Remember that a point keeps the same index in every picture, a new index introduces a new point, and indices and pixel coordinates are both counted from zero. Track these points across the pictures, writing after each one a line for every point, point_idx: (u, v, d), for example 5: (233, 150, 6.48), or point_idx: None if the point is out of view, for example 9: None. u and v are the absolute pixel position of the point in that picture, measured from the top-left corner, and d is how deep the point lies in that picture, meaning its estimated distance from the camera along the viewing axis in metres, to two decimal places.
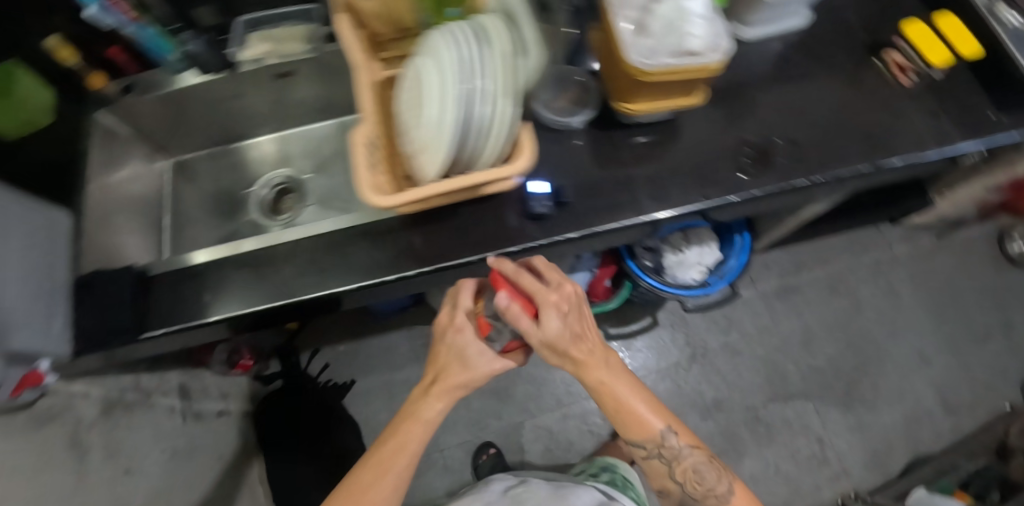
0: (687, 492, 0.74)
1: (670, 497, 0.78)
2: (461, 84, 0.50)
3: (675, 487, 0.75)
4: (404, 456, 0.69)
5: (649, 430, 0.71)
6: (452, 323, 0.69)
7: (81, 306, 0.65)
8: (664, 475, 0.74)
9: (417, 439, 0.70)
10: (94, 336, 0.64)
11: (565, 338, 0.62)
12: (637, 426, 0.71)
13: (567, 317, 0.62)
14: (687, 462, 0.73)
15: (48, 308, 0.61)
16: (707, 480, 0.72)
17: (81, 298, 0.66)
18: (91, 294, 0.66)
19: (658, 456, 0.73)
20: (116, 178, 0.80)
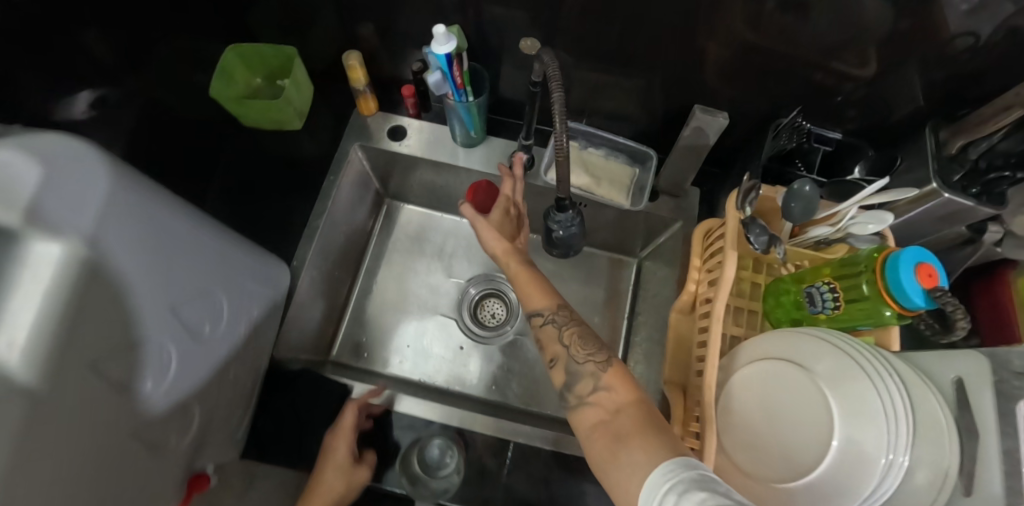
0: (573, 357, 0.45)
1: (560, 370, 0.46)
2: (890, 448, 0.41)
3: (562, 350, 0.46)
4: (341, 452, 0.51)
5: (554, 297, 0.49)
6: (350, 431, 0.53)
7: (270, 404, 0.55)
8: (558, 348, 0.47)
9: (347, 434, 0.53)
10: (270, 450, 0.54)
11: (511, 247, 0.54)
12: (532, 287, 0.51)
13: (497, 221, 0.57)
14: (575, 328, 0.47)
15: (233, 405, 0.49)
16: (592, 345, 0.45)
17: (276, 397, 0.56)
18: (290, 399, 0.56)
19: (560, 326, 0.48)
20: (337, 216, 0.67)
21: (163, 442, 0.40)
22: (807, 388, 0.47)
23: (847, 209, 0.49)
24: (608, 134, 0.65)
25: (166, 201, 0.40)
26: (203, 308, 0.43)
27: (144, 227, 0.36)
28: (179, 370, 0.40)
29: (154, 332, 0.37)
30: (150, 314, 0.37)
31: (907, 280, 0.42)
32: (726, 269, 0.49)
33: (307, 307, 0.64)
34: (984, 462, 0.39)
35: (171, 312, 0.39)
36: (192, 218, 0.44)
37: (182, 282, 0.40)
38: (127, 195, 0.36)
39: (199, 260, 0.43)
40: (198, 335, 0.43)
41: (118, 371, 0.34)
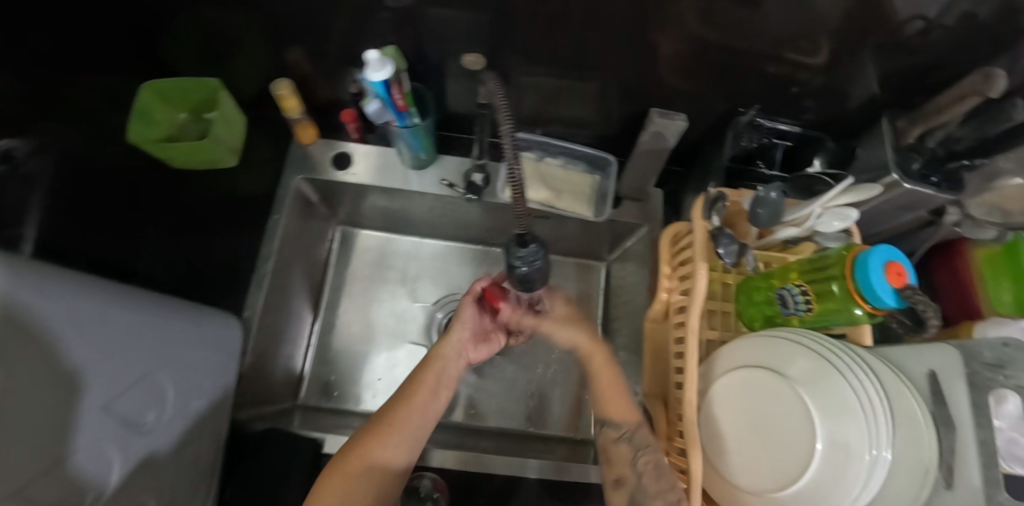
0: (643, 487, 0.47)
1: (625, 493, 0.47)
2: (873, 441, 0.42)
3: (632, 476, 0.48)
4: (422, 400, 0.53)
5: (631, 410, 0.52)
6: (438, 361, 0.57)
7: (237, 472, 0.52)
8: (627, 471, 0.49)
9: (440, 370, 0.55)
10: None
11: (592, 343, 0.56)
12: (612, 395, 0.52)
13: (562, 325, 0.58)
14: (650, 453, 0.49)
15: (194, 479, 0.46)
16: (664, 480, 0.46)
17: (242, 464, 0.52)
18: (257, 466, 0.52)
19: (634, 449, 0.49)
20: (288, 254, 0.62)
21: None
22: (785, 393, 0.48)
23: (812, 210, 0.47)
24: (564, 143, 0.62)
25: (86, 287, 0.36)
26: (142, 397, 0.39)
27: (67, 322, 0.33)
28: (123, 472, 0.37)
29: (91, 438, 0.33)
30: (83, 421, 0.33)
31: (873, 279, 0.42)
32: (699, 282, 0.48)
33: (265, 358, 0.60)
34: (962, 454, 0.41)
35: (106, 411, 0.35)
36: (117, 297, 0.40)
37: (114, 373, 0.36)
38: (43, 288, 0.31)
39: (131, 344, 0.39)
40: (140, 428, 0.39)
41: (57, 491, 0.30)
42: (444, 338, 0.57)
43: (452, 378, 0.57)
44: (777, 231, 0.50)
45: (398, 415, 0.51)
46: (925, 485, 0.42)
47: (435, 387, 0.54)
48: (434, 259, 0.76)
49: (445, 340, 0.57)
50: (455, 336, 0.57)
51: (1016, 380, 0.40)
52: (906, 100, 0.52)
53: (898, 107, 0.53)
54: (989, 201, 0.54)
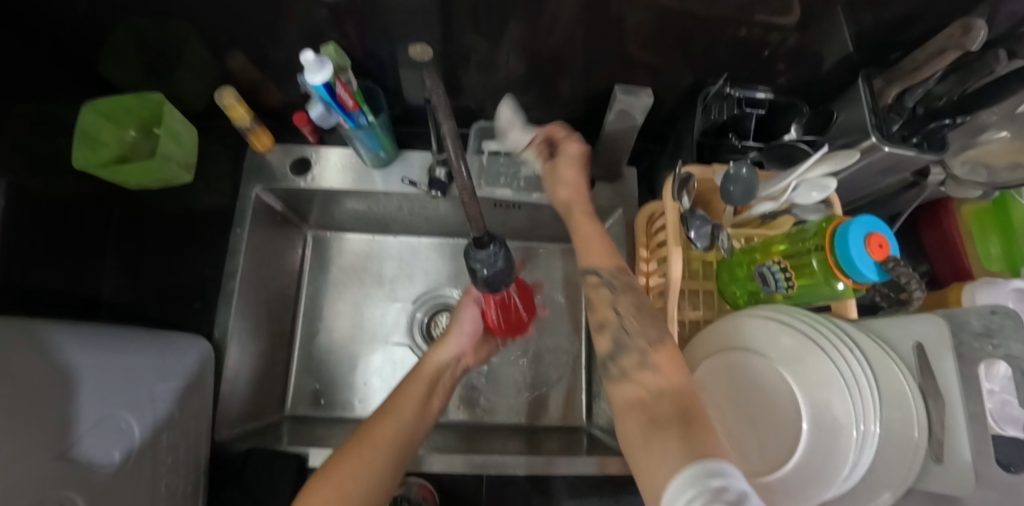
0: (624, 328, 0.42)
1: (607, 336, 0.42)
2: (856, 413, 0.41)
3: (615, 319, 0.43)
4: (409, 411, 0.51)
5: (614, 257, 0.47)
6: (438, 356, 0.57)
7: (222, 496, 0.52)
8: (609, 313, 0.44)
9: (428, 381, 0.55)
10: None
11: (577, 194, 0.52)
12: (591, 243, 0.48)
13: (570, 159, 0.53)
14: (631, 296, 0.44)
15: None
16: (647, 320, 0.42)
17: (227, 487, 0.52)
18: (240, 487, 0.51)
19: (616, 290, 0.44)
20: (253, 269, 0.61)
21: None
22: (770, 375, 0.46)
23: (789, 183, 0.45)
24: (528, 128, 0.59)
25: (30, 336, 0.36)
26: (104, 439, 0.39)
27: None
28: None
29: (48, 487, 0.33)
30: (38, 474, 0.33)
31: (852, 250, 0.41)
32: (673, 268, 0.45)
33: (242, 375, 0.59)
34: (955, 430, 0.40)
35: (60, 459, 0.35)
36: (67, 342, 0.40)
37: (58, 422, 0.37)
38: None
39: None
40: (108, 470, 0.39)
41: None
42: (440, 342, 0.58)
43: (447, 387, 0.57)
44: (754, 206, 0.48)
45: (382, 429, 0.48)
46: (916, 462, 0.41)
47: (427, 394, 0.54)
48: (412, 257, 0.74)
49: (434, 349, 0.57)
50: (451, 342, 0.58)
51: (1004, 348, 0.37)
52: (883, 57, 0.49)
53: (877, 64, 0.49)
54: (973, 158, 0.52)
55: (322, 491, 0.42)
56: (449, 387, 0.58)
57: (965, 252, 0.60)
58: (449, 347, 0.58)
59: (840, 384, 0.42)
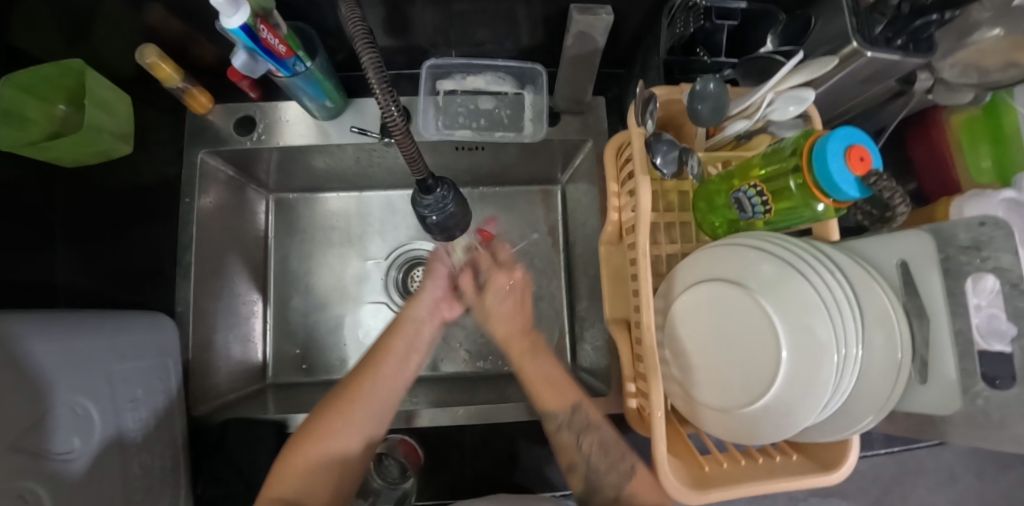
0: (593, 468, 0.46)
1: (579, 477, 0.47)
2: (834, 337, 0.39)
3: (582, 460, 0.47)
4: (387, 369, 0.50)
5: (566, 399, 0.50)
6: (416, 308, 0.55)
7: (206, 468, 0.52)
8: (575, 456, 0.48)
9: (408, 336, 0.53)
10: None
11: (513, 330, 0.55)
12: (544, 388, 0.51)
13: (500, 294, 0.56)
14: (592, 433, 0.48)
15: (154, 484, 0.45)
16: (613, 454, 0.46)
17: (210, 459, 0.52)
18: (221, 459, 0.51)
19: (576, 433, 0.48)
20: (211, 239, 0.58)
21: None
22: (748, 305, 0.44)
23: (763, 97, 0.43)
24: (485, 62, 0.55)
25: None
26: (61, 426, 0.37)
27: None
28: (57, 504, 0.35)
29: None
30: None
31: (833, 164, 0.38)
32: (642, 199, 0.43)
33: (215, 347, 0.58)
34: (941, 347, 0.39)
35: (13, 451, 0.32)
36: (22, 322, 0.36)
37: (15, 412, 0.33)
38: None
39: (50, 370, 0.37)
40: (68, 458, 0.37)
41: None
42: (414, 299, 0.56)
43: (426, 342, 0.55)
44: (727, 126, 0.46)
45: (363, 390, 0.48)
46: (900, 380, 0.40)
47: (406, 353, 0.52)
48: (382, 212, 0.71)
49: (412, 304, 0.55)
50: (425, 297, 0.56)
51: (992, 261, 0.35)
52: None
53: None
54: (965, 60, 0.47)
55: (303, 450, 0.43)
56: (428, 343, 0.56)
57: (954, 163, 0.56)
58: (425, 297, 0.56)
59: (818, 309, 0.40)
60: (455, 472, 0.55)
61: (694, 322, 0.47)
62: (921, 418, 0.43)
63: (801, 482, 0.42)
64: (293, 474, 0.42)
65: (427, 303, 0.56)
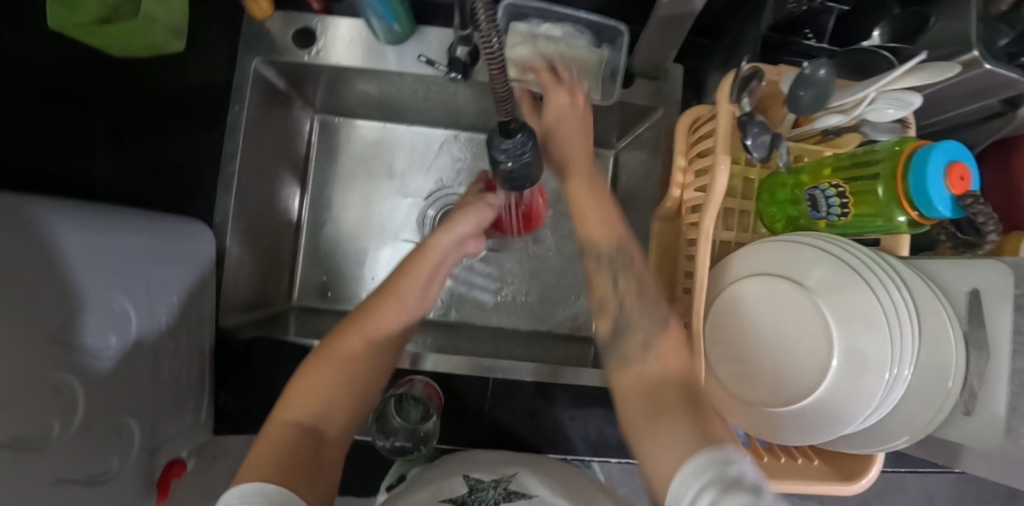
0: (624, 311, 0.38)
1: (607, 323, 0.38)
2: (888, 351, 0.38)
3: (615, 301, 0.39)
4: (407, 299, 0.45)
5: (615, 229, 0.41)
6: (449, 230, 0.49)
7: (232, 381, 0.52)
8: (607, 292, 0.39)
9: (434, 262, 0.48)
10: (243, 423, 0.52)
11: (581, 151, 0.45)
12: (596, 215, 0.41)
13: (563, 115, 0.46)
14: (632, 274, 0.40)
15: (181, 392, 0.46)
16: (651, 302, 0.38)
17: (236, 374, 0.52)
18: (248, 373, 0.52)
19: (644, 345, 0.36)
20: (257, 154, 0.56)
21: (104, 471, 0.38)
22: (801, 303, 0.43)
23: (867, 94, 0.40)
24: (565, 9, 0.51)
25: (28, 209, 0.31)
26: (99, 321, 0.37)
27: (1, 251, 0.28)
28: (88, 399, 0.35)
29: (34, 371, 0.31)
30: (31, 358, 0.30)
31: (935, 177, 0.36)
32: (718, 178, 0.41)
33: (249, 262, 0.57)
34: (992, 384, 0.38)
35: (51, 343, 0.32)
36: (59, 215, 0.34)
37: (57, 303, 0.33)
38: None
39: (88, 264, 0.36)
40: (104, 353, 0.37)
41: (8, 429, 0.28)
42: (445, 228, 0.49)
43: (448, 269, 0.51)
44: (818, 118, 0.43)
45: (381, 318, 0.43)
46: (943, 409, 0.39)
47: (430, 280, 0.48)
48: (426, 150, 0.69)
49: (442, 229, 0.48)
50: (458, 227, 0.49)
51: None
52: None
53: None
54: None
55: (318, 368, 0.39)
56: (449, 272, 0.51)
57: None
58: (462, 223, 0.50)
59: (878, 321, 0.39)
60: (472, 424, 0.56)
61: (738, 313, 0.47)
62: (952, 445, 0.43)
63: (819, 488, 0.43)
64: (309, 394, 0.38)
65: (462, 228, 0.49)
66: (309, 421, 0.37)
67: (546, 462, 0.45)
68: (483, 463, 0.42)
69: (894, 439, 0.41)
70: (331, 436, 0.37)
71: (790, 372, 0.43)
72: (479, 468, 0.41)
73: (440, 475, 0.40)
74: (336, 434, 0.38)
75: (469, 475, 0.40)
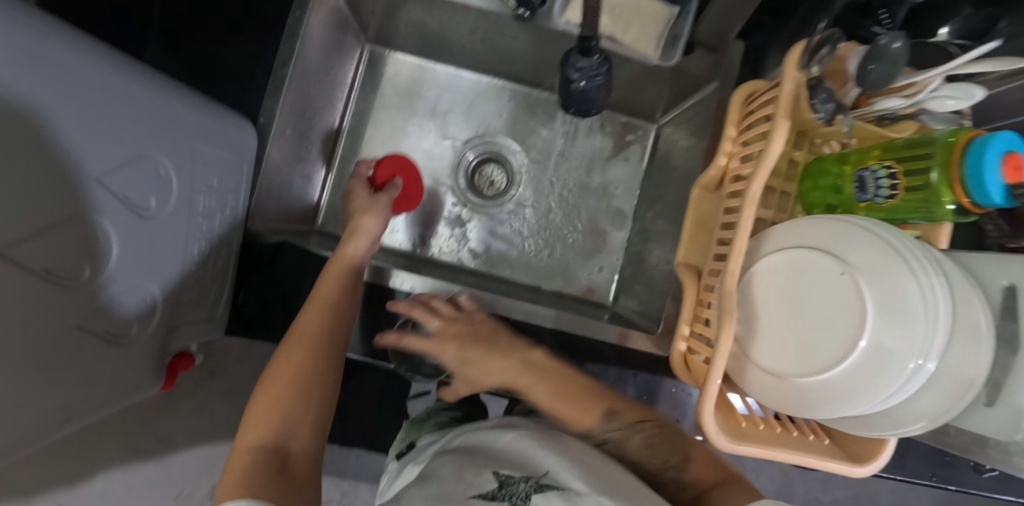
0: (645, 472, 0.41)
1: (635, 464, 0.42)
2: (920, 339, 0.38)
3: (632, 467, 0.42)
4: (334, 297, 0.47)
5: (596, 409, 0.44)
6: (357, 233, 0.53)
7: (251, 281, 0.51)
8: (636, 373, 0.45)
9: (349, 268, 0.50)
10: (256, 326, 0.51)
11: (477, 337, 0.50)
12: (566, 402, 0.45)
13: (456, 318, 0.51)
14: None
15: (204, 281, 0.46)
16: (667, 448, 0.42)
17: (256, 274, 0.51)
18: (270, 276, 0.52)
19: (621, 439, 0.43)
20: (308, 66, 0.56)
21: (124, 334, 0.38)
22: (840, 281, 0.42)
23: (932, 80, 0.41)
24: None
25: (72, 44, 0.30)
26: (138, 178, 0.36)
27: (42, 74, 0.27)
28: (122, 252, 0.35)
29: (78, 207, 0.31)
30: (75, 189, 0.30)
31: (995, 162, 0.36)
32: (774, 143, 0.41)
33: (283, 172, 0.57)
34: (1016, 378, 0.38)
35: (94, 183, 0.32)
36: (100, 62, 0.33)
37: (105, 140, 0.32)
38: (12, 23, 0.25)
39: (131, 118, 0.35)
40: (141, 210, 0.37)
41: (45, 258, 0.28)
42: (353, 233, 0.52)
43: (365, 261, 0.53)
44: (878, 102, 0.44)
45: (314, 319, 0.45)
46: (966, 398, 0.40)
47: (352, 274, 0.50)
48: (470, 96, 0.69)
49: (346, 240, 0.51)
50: (367, 230, 0.53)
51: None
52: None
53: None
54: None
55: (268, 392, 0.40)
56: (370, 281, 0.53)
57: None
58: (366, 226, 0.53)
59: (913, 309, 0.39)
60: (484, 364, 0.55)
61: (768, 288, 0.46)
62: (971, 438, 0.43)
63: (828, 465, 0.43)
64: (267, 416, 0.39)
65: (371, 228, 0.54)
66: (274, 439, 0.38)
67: (563, 439, 0.43)
68: (507, 459, 0.39)
69: (911, 423, 0.41)
70: (298, 450, 0.38)
71: (813, 355, 0.42)
72: (505, 465, 0.38)
73: (467, 468, 0.37)
74: (307, 448, 0.39)
75: (498, 469, 0.37)
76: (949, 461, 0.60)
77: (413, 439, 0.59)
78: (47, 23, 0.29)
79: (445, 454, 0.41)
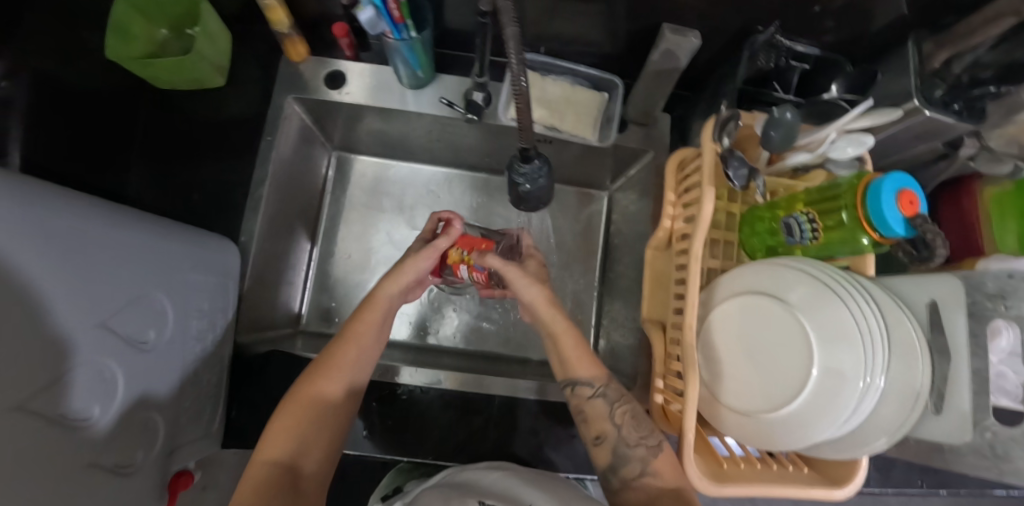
0: (623, 440, 0.46)
1: (606, 450, 0.47)
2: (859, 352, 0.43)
3: (613, 430, 0.47)
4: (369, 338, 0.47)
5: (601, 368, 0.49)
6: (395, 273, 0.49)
7: (241, 396, 0.54)
8: (607, 426, 0.48)
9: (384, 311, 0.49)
10: (250, 438, 0.53)
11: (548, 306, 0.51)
12: (578, 356, 0.50)
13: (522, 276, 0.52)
14: (625, 405, 0.48)
15: (196, 405, 0.48)
16: (644, 428, 0.47)
17: (246, 387, 0.54)
18: (261, 387, 0.54)
19: (610, 402, 0.48)
20: (282, 182, 0.61)
21: (129, 463, 0.40)
22: (782, 317, 0.47)
23: (826, 135, 0.47)
24: (568, 63, 0.58)
25: (74, 213, 0.35)
26: (139, 315, 0.40)
27: (47, 246, 0.31)
28: (128, 383, 0.39)
29: (89, 351, 0.35)
30: (73, 340, 0.33)
31: (891, 204, 0.41)
32: (704, 208, 0.46)
33: (264, 283, 0.60)
34: (956, 383, 0.43)
35: (102, 328, 0.36)
36: (101, 221, 0.37)
37: (103, 293, 0.36)
38: (17, 213, 0.29)
39: (127, 265, 0.39)
40: (143, 347, 0.41)
41: (55, 405, 0.32)
42: (391, 277, 0.49)
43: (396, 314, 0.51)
44: (789, 155, 0.49)
45: (347, 356, 0.46)
46: (916, 410, 0.43)
47: (382, 325, 0.49)
48: (433, 185, 0.74)
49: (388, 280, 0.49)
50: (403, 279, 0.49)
51: None
52: (933, 21, 0.48)
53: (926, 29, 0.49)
54: (1011, 133, 0.49)
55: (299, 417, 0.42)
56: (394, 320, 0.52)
57: (981, 230, 0.59)
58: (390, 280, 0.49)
59: (851, 330, 0.43)
60: (472, 440, 0.56)
61: (725, 329, 0.51)
62: (931, 446, 0.47)
63: (811, 492, 0.46)
64: (287, 438, 0.41)
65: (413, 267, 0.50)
66: (286, 460, 0.40)
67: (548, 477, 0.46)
68: (489, 490, 0.42)
69: (875, 443, 0.45)
70: (308, 472, 0.41)
71: (783, 363, 0.46)
72: (490, 495, 0.40)
73: (455, 495, 0.41)
74: (314, 470, 0.42)
75: (484, 500, 0.39)
76: (934, 478, 0.62)
77: (400, 483, 0.60)
78: (56, 200, 0.34)
79: (430, 492, 0.43)
